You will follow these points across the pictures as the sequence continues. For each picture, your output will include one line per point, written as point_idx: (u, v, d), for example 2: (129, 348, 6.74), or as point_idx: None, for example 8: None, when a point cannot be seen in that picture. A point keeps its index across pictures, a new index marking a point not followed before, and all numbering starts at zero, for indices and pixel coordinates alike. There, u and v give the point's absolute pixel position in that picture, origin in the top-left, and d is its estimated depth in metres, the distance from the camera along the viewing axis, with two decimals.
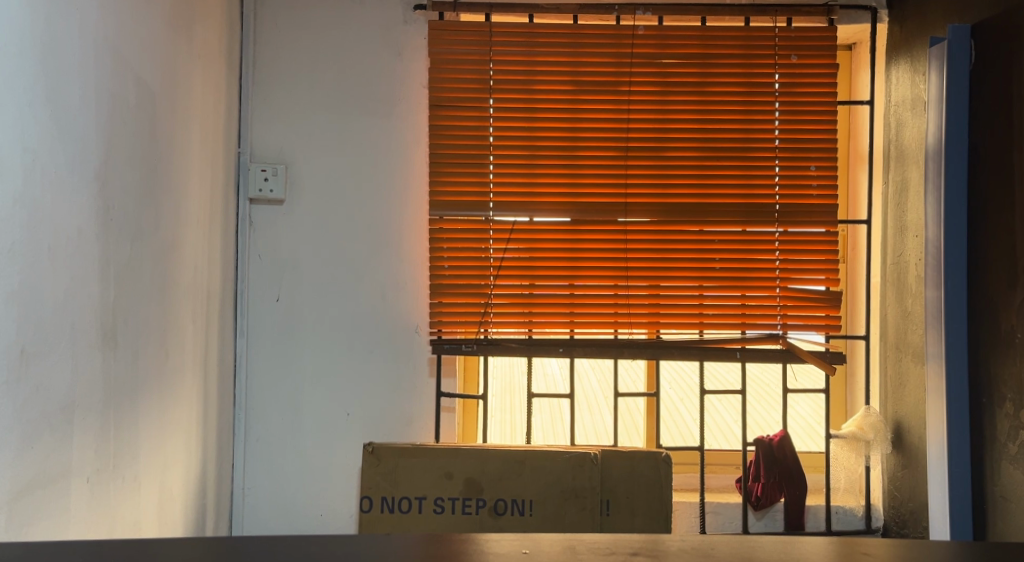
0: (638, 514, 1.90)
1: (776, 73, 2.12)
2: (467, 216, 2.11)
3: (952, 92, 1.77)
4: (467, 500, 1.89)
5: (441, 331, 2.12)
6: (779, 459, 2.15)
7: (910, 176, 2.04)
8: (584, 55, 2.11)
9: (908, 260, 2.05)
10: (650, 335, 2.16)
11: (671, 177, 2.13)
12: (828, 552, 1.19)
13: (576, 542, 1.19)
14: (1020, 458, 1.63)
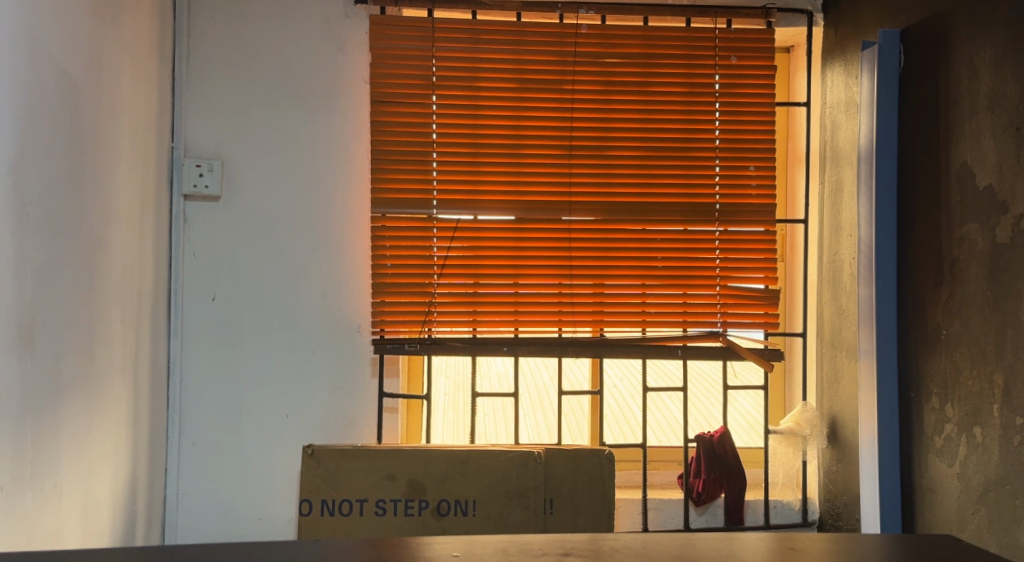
0: (581, 512, 1.91)
1: (716, 74, 2.15)
2: (410, 214, 2.09)
3: (883, 95, 1.82)
4: (409, 501, 1.87)
5: (384, 331, 2.09)
6: (719, 455, 2.18)
7: (844, 177, 2.08)
8: (527, 53, 2.11)
9: (843, 258, 2.09)
10: (594, 333, 2.17)
11: (614, 175, 2.14)
12: (764, 545, 1.21)
13: (511, 543, 1.19)
14: (945, 451, 1.66)
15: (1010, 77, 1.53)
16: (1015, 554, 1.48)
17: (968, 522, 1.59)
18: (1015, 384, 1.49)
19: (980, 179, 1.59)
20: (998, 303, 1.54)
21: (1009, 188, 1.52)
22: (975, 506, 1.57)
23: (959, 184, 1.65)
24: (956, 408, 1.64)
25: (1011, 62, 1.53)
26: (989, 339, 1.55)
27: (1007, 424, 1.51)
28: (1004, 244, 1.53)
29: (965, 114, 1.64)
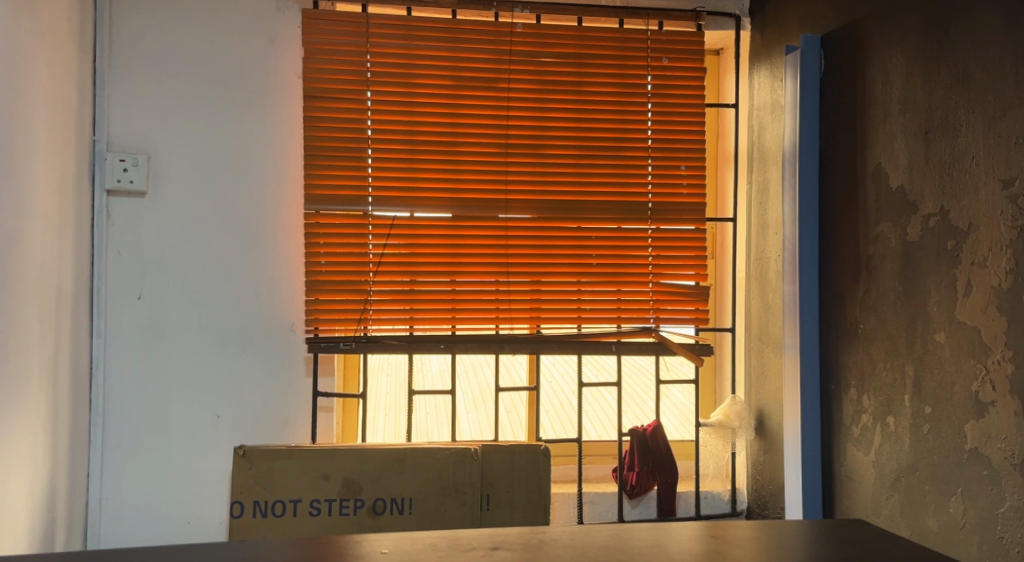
0: (517, 507, 1.93)
1: (648, 75, 2.20)
2: (345, 211, 2.08)
3: (805, 98, 1.90)
4: (344, 501, 1.87)
5: (318, 328, 2.09)
6: (652, 449, 2.23)
7: (770, 176, 2.15)
8: (462, 52, 2.12)
9: (769, 255, 2.16)
10: (531, 330, 2.20)
11: (548, 174, 2.17)
12: (697, 534, 1.25)
13: (440, 539, 1.20)
14: (862, 440, 1.74)
15: (918, 83, 1.58)
16: (924, 538, 1.54)
17: (882, 507, 1.66)
18: (924, 375, 1.55)
19: (893, 180, 1.65)
20: (908, 299, 1.60)
21: (917, 189, 1.57)
22: (889, 492, 1.64)
23: (874, 185, 1.71)
24: (873, 399, 1.70)
25: (920, 67, 1.58)
26: (900, 332, 1.61)
27: (917, 414, 1.57)
28: (915, 241, 1.58)
29: (878, 117, 1.71)
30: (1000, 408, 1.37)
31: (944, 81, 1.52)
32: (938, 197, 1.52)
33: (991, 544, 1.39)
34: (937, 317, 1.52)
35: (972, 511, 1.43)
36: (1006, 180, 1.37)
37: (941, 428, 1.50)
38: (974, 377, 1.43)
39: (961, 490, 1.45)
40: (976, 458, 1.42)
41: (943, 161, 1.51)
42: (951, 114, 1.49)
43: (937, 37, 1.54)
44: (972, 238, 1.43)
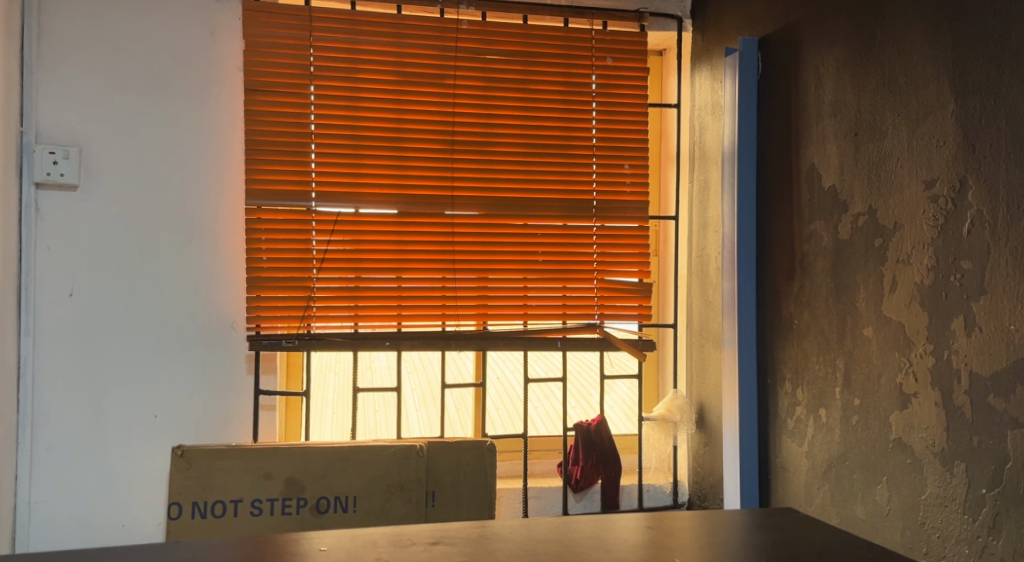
0: (462, 503, 1.94)
1: (592, 74, 2.23)
2: (288, 207, 2.07)
3: (743, 100, 1.95)
4: (286, 500, 1.86)
5: (260, 326, 2.07)
6: (597, 443, 2.26)
7: (710, 176, 2.20)
8: (407, 48, 2.12)
9: (709, 252, 2.21)
10: (477, 326, 2.21)
11: (493, 170, 2.18)
12: (638, 527, 1.27)
13: (379, 536, 1.20)
14: (796, 432, 1.80)
15: (849, 86, 1.64)
16: (853, 526, 1.60)
17: (814, 496, 1.72)
18: (853, 368, 1.61)
19: (826, 180, 1.71)
20: (839, 295, 1.65)
21: (848, 189, 1.63)
22: (821, 481, 1.70)
23: (808, 184, 1.77)
24: (806, 392, 1.76)
25: (850, 71, 1.63)
26: (832, 327, 1.67)
27: (846, 406, 1.63)
28: (845, 239, 1.64)
29: (812, 119, 1.77)
30: (922, 400, 1.43)
31: (872, 85, 1.57)
32: (867, 197, 1.57)
33: (913, 530, 1.45)
34: (866, 313, 1.57)
35: (896, 499, 1.48)
36: (927, 181, 1.42)
37: (869, 419, 1.56)
38: (898, 370, 1.48)
39: (887, 478, 1.51)
40: (901, 447, 1.48)
41: (871, 162, 1.56)
42: (878, 117, 1.55)
43: (865, 43, 1.59)
44: (898, 237, 1.49)
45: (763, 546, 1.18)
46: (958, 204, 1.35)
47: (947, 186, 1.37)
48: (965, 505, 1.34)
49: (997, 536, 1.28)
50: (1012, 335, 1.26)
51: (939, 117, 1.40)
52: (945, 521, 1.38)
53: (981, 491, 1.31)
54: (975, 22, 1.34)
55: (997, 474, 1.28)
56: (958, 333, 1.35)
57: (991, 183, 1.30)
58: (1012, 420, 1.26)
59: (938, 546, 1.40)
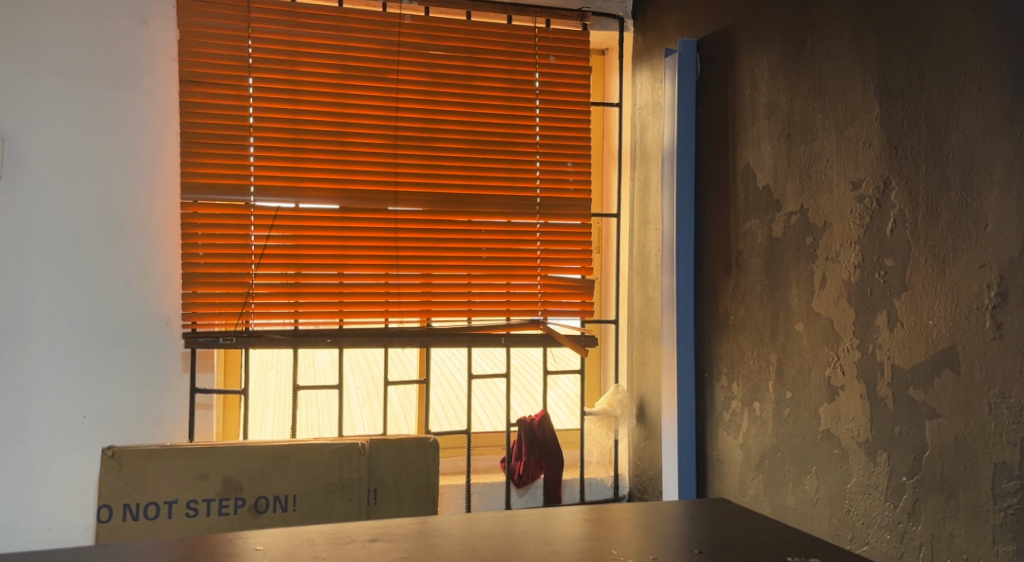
0: (405, 501, 1.95)
1: (536, 71, 2.25)
2: (226, 201, 2.05)
3: (682, 101, 1.99)
4: (224, 501, 1.83)
5: (195, 323, 2.04)
6: (538, 438, 2.29)
7: (650, 174, 2.24)
8: (349, 42, 2.11)
9: (650, 250, 2.24)
10: (421, 323, 2.20)
11: (436, 166, 2.19)
12: (578, 519, 1.29)
13: (315, 534, 1.20)
14: (731, 425, 1.85)
15: (782, 89, 1.69)
16: (783, 514, 1.65)
17: (748, 486, 1.77)
18: (785, 362, 1.66)
19: (760, 179, 1.76)
20: (773, 292, 1.70)
21: (780, 189, 1.68)
22: (754, 472, 1.75)
23: (744, 183, 1.82)
24: (740, 385, 1.81)
25: (783, 74, 1.68)
26: (765, 323, 1.72)
27: (778, 398, 1.68)
28: (778, 237, 1.69)
29: (747, 121, 1.81)
30: (848, 392, 1.48)
31: (803, 88, 1.62)
32: (798, 197, 1.62)
33: (839, 518, 1.50)
34: (797, 309, 1.62)
35: (824, 488, 1.54)
36: (854, 181, 1.47)
37: (799, 411, 1.61)
38: (827, 363, 1.54)
39: (815, 469, 1.56)
40: (829, 438, 1.53)
41: (802, 163, 1.61)
42: (809, 119, 1.60)
43: (797, 47, 1.64)
44: (827, 235, 1.54)
45: (697, 536, 1.21)
46: (882, 204, 1.41)
47: (873, 186, 1.43)
48: (887, 492, 1.39)
49: (916, 522, 1.34)
50: (930, 330, 1.31)
51: (865, 121, 1.45)
52: (869, 509, 1.43)
53: (902, 479, 1.36)
54: (897, 30, 1.39)
55: (916, 462, 1.34)
56: (882, 328, 1.41)
57: (912, 184, 1.35)
58: (930, 410, 1.31)
59: (861, 533, 1.45)
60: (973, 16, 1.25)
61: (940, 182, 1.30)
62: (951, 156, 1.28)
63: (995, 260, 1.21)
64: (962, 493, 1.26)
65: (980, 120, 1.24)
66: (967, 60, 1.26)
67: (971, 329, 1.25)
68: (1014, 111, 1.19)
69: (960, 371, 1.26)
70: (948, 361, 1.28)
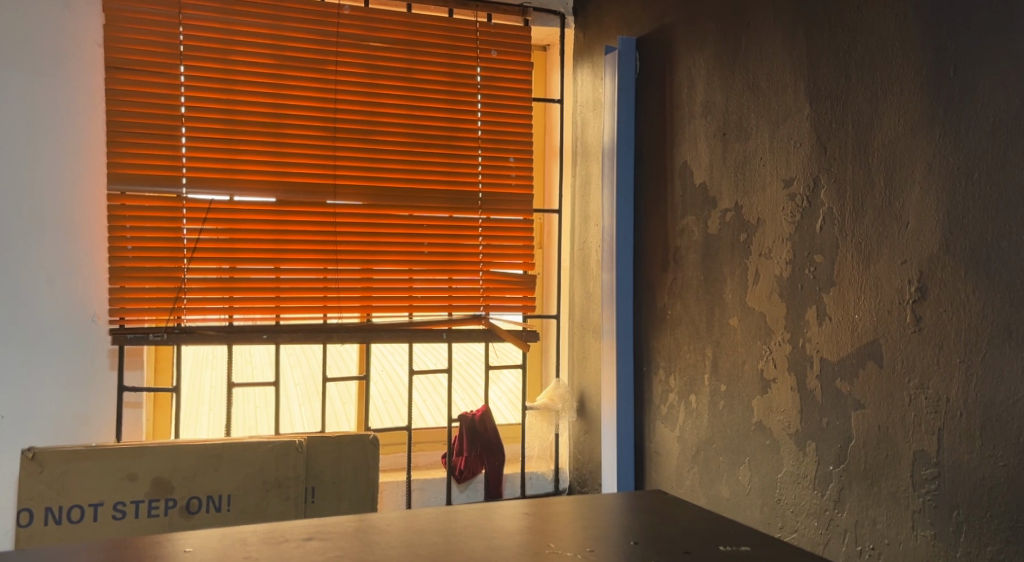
0: (344, 498, 1.93)
1: (476, 66, 2.25)
2: (156, 192, 2.00)
3: (621, 98, 2.02)
4: (153, 501, 1.79)
5: (124, 320, 1.99)
6: (480, 432, 2.29)
7: (591, 170, 2.26)
8: (285, 32, 2.08)
9: (590, 245, 2.26)
10: (361, 318, 2.18)
11: (375, 159, 2.17)
12: (516, 513, 1.29)
13: (246, 534, 1.17)
14: (668, 418, 1.88)
15: (718, 88, 1.72)
16: (717, 505, 1.69)
17: (685, 477, 1.81)
18: (720, 356, 1.69)
19: (696, 176, 1.79)
20: (708, 287, 1.74)
21: (716, 186, 1.71)
22: (690, 463, 1.78)
23: (681, 180, 1.85)
24: (677, 379, 1.84)
25: (718, 73, 1.71)
26: (701, 317, 1.76)
27: (713, 391, 1.71)
28: (714, 233, 1.72)
29: (685, 119, 1.84)
30: (779, 385, 1.52)
31: (738, 88, 1.65)
32: (733, 194, 1.65)
33: (770, 507, 1.54)
34: (732, 303, 1.66)
35: (756, 478, 1.58)
36: (786, 179, 1.51)
37: (733, 403, 1.65)
38: (760, 357, 1.57)
39: (748, 459, 1.60)
40: (761, 429, 1.57)
41: (737, 161, 1.65)
42: (744, 118, 1.63)
43: (732, 47, 1.67)
44: (760, 232, 1.57)
45: (635, 527, 1.22)
46: (812, 201, 1.44)
47: (804, 184, 1.46)
48: (815, 481, 1.43)
49: (842, 509, 1.38)
50: (856, 324, 1.35)
51: (796, 120, 1.49)
52: (799, 497, 1.47)
53: (829, 468, 1.40)
54: (826, 32, 1.42)
55: (842, 452, 1.38)
56: (811, 322, 1.44)
57: (840, 183, 1.39)
58: (856, 401, 1.35)
59: (791, 520, 1.49)
60: (895, 19, 1.29)
61: (866, 180, 1.34)
62: (876, 155, 1.32)
63: (915, 257, 1.25)
64: (884, 481, 1.30)
65: (902, 121, 1.27)
66: (891, 63, 1.29)
67: (893, 323, 1.29)
68: (933, 112, 1.23)
69: (883, 363, 1.30)
70: (872, 353, 1.32)
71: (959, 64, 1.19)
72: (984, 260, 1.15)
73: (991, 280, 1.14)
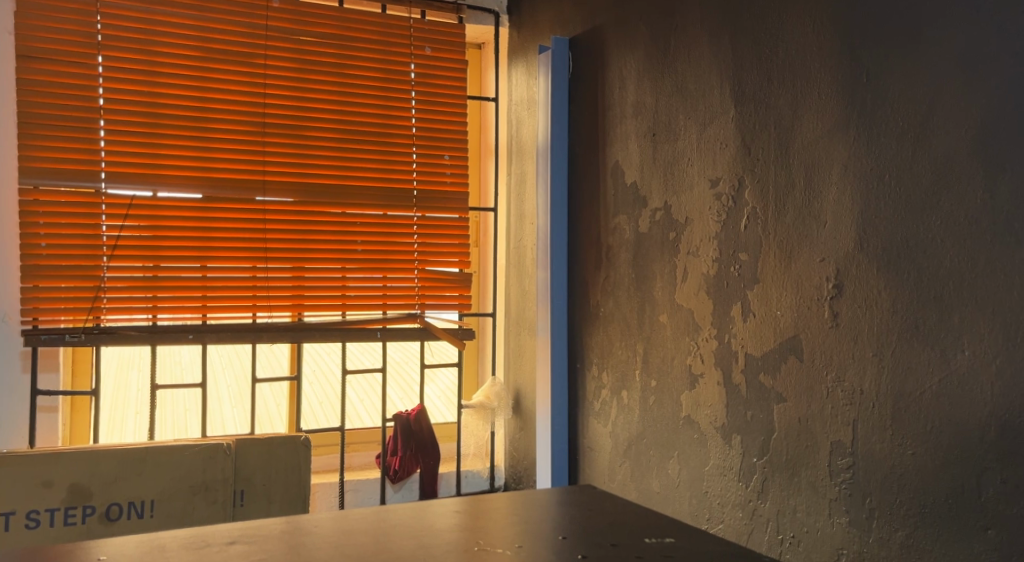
0: (274, 501, 1.90)
1: (410, 63, 2.23)
2: (73, 187, 1.93)
3: (555, 98, 2.03)
4: (70, 509, 1.72)
5: (37, 320, 1.91)
6: (415, 432, 2.27)
7: (526, 169, 2.27)
8: (211, 24, 2.03)
9: (525, 244, 2.27)
10: (293, 318, 2.15)
11: (306, 156, 2.14)
12: (452, 512, 1.28)
13: (165, 539, 1.14)
14: (600, 414, 1.91)
15: (647, 89, 1.74)
16: (648, 498, 1.72)
17: (616, 471, 1.83)
18: (650, 352, 1.72)
19: (628, 176, 1.81)
20: (639, 285, 1.76)
21: (646, 185, 1.73)
22: (622, 458, 1.81)
23: (613, 179, 1.87)
24: (610, 375, 1.87)
25: (648, 75, 1.74)
26: (633, 313, 1.78)
27: (644, 386, 1.74)
28: (644, 232, 1.74)
29: (616, 120, 1.86)
30: (707, 379, 1.55)
31: (667, 89, 1.68)
32: (663, 194, 1.68)
33: (698, 499, 1.57)
34: (661, 300, 1.68)
35: (685, 471, 1.61)
36: (712, 179, 1.54)
37: (663, 399, 1.68)
38: (688, 353, 1.60)
39: (677, 453, 1.63)
40: (689, 423, 1.60)
41: (666, 161, 1.67)
42: (672, 119, 1.66)
43: (661, 48, 1.70)
44: (688, 230, 1.60)
45: (566, 522, 1.22)
46: (737, 201, 1.48)
47: (729, 184, 1.50)
48: (740, 473, 1.47)
49: (764, 499, 1.41)
50: (778, 320, 1.39)
51: (721, 122, 1.52)
52: (724, 489, 1.50)
53: (753, 460, 1.44)
54: (749, 37, 1.46)
55: (765, 444, 1.41)
56: (736, 318, 1.48)
57: (763, 183, 1.42)
58: (778, 395, 1.39)
59: (717, 512, 1.52)
60: (813, 25, 1.33)
61: (787, 181, 1.37)
62: (796, 156, 1.36)
63: (832, 255, 1.29)
64: (804, 471, 1.34)
65: (821, 123, 1.31)
66: (810, 67, 1.33)
67: (812, 319, 1.32)
68: (848, 115, 1.27)
69: (803, 358, 1.34)
70: (793, 349, 1.36)
71: (871, 70, 1.23)
72: (895, 257, 1.19)
73: (900, 278, 1.18)
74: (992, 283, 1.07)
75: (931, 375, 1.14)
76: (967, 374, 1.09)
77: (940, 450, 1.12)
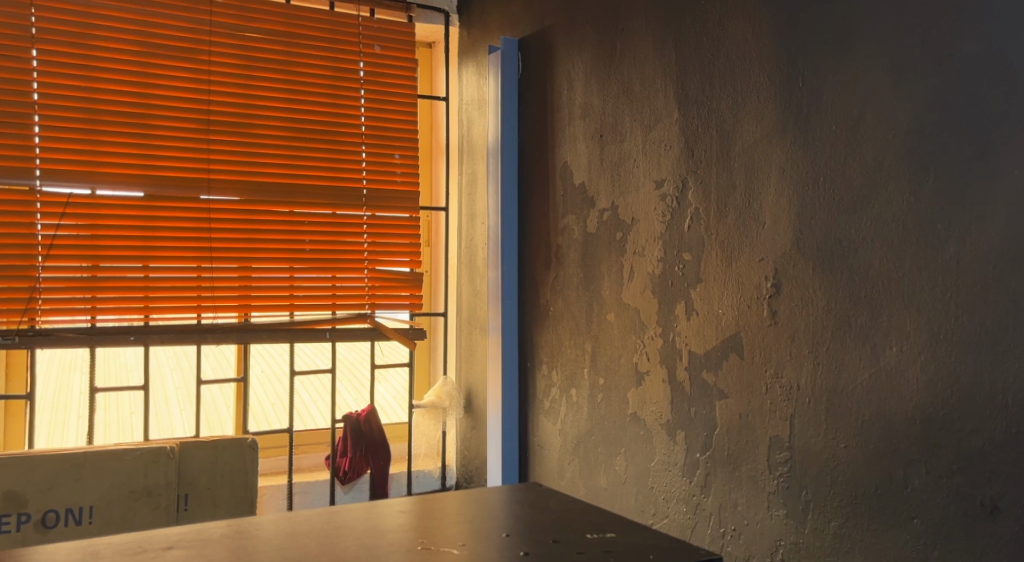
0: (219, 504, 1.88)
1: (359, 61, 2.22)
2: (6, 185, 1.87)
3: (504, 98, 2.04)
4: (4, 517, 1.67)
5: None
6: (365, 432, 2.26)
7: (477, 169, 2.27)
8: (152, 19, 2.00)
9: (476, 243, 2.27)
10: (239, 318, 2.13)
11: (252, 154, 2.11)
12: (398, 512, 1.28)
13: (99, 546, 1.11)
14: (550, 412, 1.92)
15: (595, 91, 1.76)
16: (596, 494, 1.74)
17: (566, 469, 1.85)
18: (598, 350, 1.73)
19: (576, 176, 1.82)
20: (587, 284, 1.78)
21: (594, 186, 1.75)
22: (571, 455, 1.82)
23: (561, 180, 1.88)
24: (559, 374, 1.88)
25: (595, 77, 1.75)
26: (581, 313, 1.79)
27: (592, 384, 1.75)
28: (592, 232, 1.76)
29: (564, 121, 1.87)
30: (652, 377, 1.57)
31: (614, 90, 1.69)
32: (610, 195, 1.70)
33: (644, 495, 1.59)
34: (609, 299, 1.70)
35: (631, 467, 1.62)
36: (657, 180, 1.56)
37: (610, 397, 1.69)
38: (635, 351, 1.62)
39: (624, 450, 1.65)
40: (636, 420, 1.62)
41: (613, 162, 1.69)
42: (618, 121, 1.67)
43: (607, 51, 1.71)
44: (634, 230, 1.62)
45: (510, 520, 1.23)
46: (681, 202, 1.50)
47: (673, 185, 1.52)
48: (684, 468, 1.49)
49: (707, 494, 1.44)
50: (720, 318, 1.41)
51: (666, 124, 1.54)
52: (669, 484, 1.53)
53: (696, 455, 1.46)
54: (692, 41, 1.48)
55: (708, 440, 1.44)
56: (680, 316, 1.50)
57: (705, 183, 1.45)
58: (720, 391, 1.41)
59: (662, 507, 1.54)
60: (752, 30, 1.35)
61: (728, 182, 1.40)
62: (736, 158, 1.38)
63: (771, 255, 1.31)
64: (744, 465, 1.36)
65: (759, 126, 1.34)
66: (749, 71, 1.36)
67: (752, 317, 1.35)
68: (785, 118, 1.29)
69: (743, 356, 1.37)
70: (734, 346, 1.39)
71: (807, 73, 1.26)
72: (829, 257, 1.22)
73: (834, 277, 1.21)
74: (918, 281, 1.10)
75: (862, 370, 1.17)
76: (896, 369, 1.12)
77: (871, 443, 1.16)
